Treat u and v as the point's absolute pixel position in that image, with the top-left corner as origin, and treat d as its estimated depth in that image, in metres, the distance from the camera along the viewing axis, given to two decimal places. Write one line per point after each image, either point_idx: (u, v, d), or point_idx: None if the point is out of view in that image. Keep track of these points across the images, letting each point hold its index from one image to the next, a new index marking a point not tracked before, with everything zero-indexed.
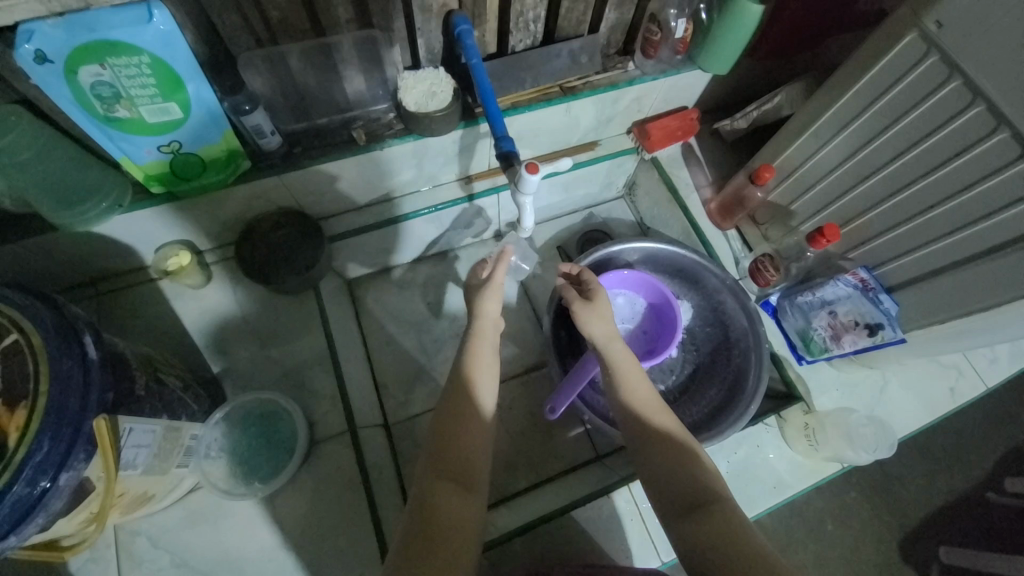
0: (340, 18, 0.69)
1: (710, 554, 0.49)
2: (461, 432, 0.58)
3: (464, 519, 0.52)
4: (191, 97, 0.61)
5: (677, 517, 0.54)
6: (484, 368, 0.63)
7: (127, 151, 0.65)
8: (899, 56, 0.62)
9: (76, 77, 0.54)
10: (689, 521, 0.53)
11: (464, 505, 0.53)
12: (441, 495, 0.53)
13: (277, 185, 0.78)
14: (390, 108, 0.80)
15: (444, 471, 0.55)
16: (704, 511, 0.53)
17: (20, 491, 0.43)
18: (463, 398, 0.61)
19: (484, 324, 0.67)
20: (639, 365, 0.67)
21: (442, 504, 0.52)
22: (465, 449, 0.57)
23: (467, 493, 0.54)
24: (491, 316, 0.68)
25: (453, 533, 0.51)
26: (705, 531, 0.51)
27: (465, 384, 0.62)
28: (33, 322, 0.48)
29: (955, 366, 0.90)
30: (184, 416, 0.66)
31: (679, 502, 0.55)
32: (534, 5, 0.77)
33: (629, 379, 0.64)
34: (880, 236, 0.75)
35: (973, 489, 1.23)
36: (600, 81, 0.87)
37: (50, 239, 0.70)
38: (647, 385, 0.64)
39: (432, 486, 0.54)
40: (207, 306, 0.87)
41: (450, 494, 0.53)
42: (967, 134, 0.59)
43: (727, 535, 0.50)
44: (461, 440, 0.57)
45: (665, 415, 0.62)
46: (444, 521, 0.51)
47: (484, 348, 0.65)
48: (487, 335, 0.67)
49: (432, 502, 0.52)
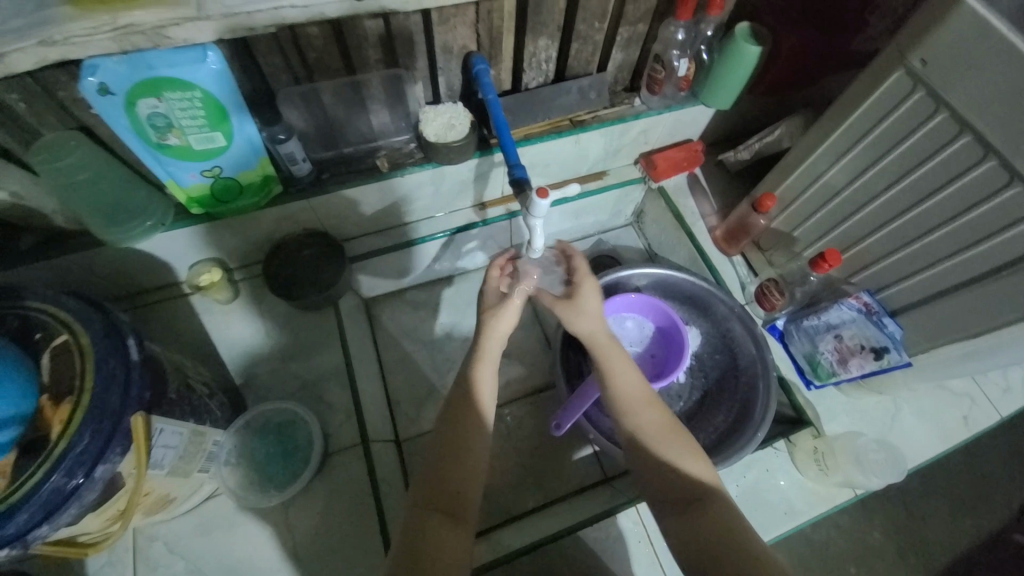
0: (370, 58, 0.76)
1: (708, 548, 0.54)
2: (454, 459, 0.60)
3: (453, 549, 0.54)
4: (234, 128, 0.68)
5: (675, 511, 0.59)
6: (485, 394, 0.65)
7: (173, 175, 0.71)
8: (888, 92, 0.66)
9: (135, 108, 0.61)
10: (684, 516, 0.58)
11: (452, 534, 0.56)
12: (433, 527, 0.55)
13: (305, 209, 0.84)
14: (412, 139, 0.87)
15: (437, 502, 0.57)
16: (699, 506, 0.58)
17: (57, 481, 0.46)
18: (460, 425, 0.62)
19: (489, 341, 0.68)
20: (625, 353, 0.70)
21: (432, 535, 0.55)
22: (457, 481, 0.59)
23: (457, 525, 0.56)
24: (498, 337, 0.69)
25: (443, 563, 0.53)
26: (703, 526, 0.56)
27: (462, 405, 0.64)
28: (84, 326, 0.53)
29: (967, 395, 0.89)
30: (209, 422, 0.69)
31: (672, 496, 0.61)
32: (546, 47, 0.84)
33: (615, 370, 0.67)
34: (879, 261, 0.77)
35: (998, 529, 1.19)
36: (608, 115, 0.93)
37: (95, 253, 0.76)
38: (641, 383, 0.67)
39: (423, 514, 0.56)
40: (232, 320, 0.91)
41: (441, 524, 0.56)
42: (958, 163, 0.62)
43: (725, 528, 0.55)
44: (452, 469, 0.59)
45: (651, 407, 0.65)
46: (433, 551, 0.53)
47: (487, 373, 0.66)
48: (490, 360, 0.67)
49: (422, 534, 0.55)
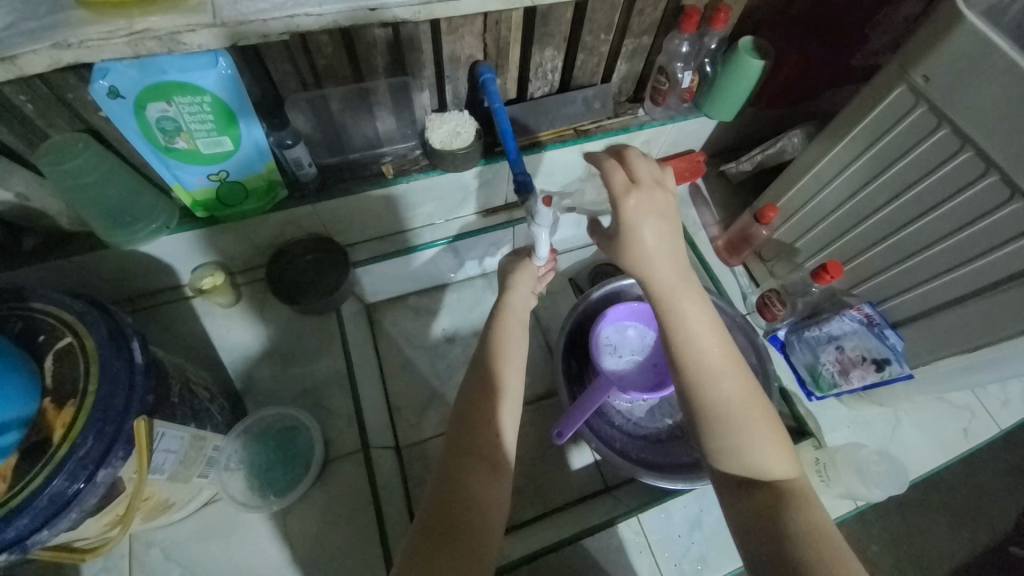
0: (378, 66, 0.77)
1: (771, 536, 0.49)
2: (486, 410, 0.61)
3: (491, 494, 0.57)
4: (242, 132, 0.68)
5: (736, 492, 0.53)
6: (512, 346, 0.67)
7: (180, 178, 0.72)
8: (890, 107, 0.67)
9: (144, 111, 0.62)
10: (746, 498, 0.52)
11: (490, 482, 0.57)
12: (471, 475, 0.57)
13: (310, 213, 0.84)
14: (417, 146, 0.87)
15: (475, 450, 0.59)
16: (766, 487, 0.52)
17: (59, 485, 0.46)
18: (492, 377, 0.64)
19: (510, 304, 0.73)
20: (698, 304, 0.56)
21: (471, 483, 0.56)
22: (494, 427, 0.61)
23: (495, 471, 0.58)
24: (518, 302, 0.74)
25: (482, 512, 0.55)
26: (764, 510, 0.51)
27: (491, 361, 0.65)
28: (89, 328, 0.52)
29: (968, 408, 0.90)
30: (210, 426, 0.69)
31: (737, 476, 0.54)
32: (552, 58, 0.85)
33: (681, 328, 0.55)
34: (880, 274, 0.78)
35: (994, 542, 1.19)
36: (612, 125, 0.94)
37: (98, 255, 0.76)
38: (718, 340, 0.55)
39: (461, 462, 0.58)
40: (234, 324, 0.91)
41: (479, 473, 0.57)
42: (959, 177, 0.63)
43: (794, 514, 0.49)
44: (487, 421, 0.61)
45: (725, 379, 0.54)
46: (471, 498, 0.55)
47: (511, 329, 0.70)
48: (512, 317, 0.71)
49: (462, 480, 0.56)
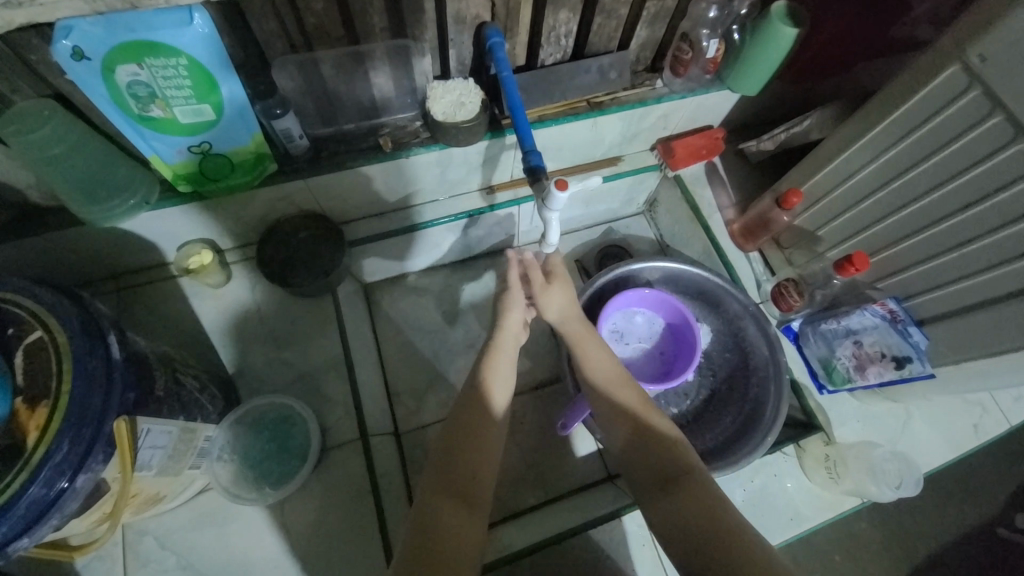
0: (375, 26, 0.69)
1: (692, 526, 0.53)
2: (465, 450, 0.58)
3: (465, 538, 0.52)
4: (224, 99, 0.62)
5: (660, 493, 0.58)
6: (499, 379, 0.64)
7: (158, 150, 0.66)
8: (938, 88, 0.61)
9: (113, 75, 0.55)
10: (671, 497, 0.57)
11: (467, 523, 0.54)
12: (445, 514, 0.53)
13: (302, 189, 0.78)
14: (417, 117, 0.80)
15: (450, 487, 0.56)
16: (681, 484, 0.57)
17: (37, 492, 0.43)
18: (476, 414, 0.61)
19: (504, 331, 0.68)
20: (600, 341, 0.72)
21: (444, 522, 0.53)
22: (471, 466, 0.58)
23: (468, 513, 0.54)
24: (515, 324, 0.69)
25: (452, 559, 0.50)
26: (682, 503, 0.56)
27: (478, 395, 0.62)
28: (60, 321, 0.48)
29: (980, 403, 0.87)
30: (200, 417, 0.66)
31: (659, 478, 0.59)
32: (567, 20, 0.77)
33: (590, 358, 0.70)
34: (911, 268, 0.74)
35: (983, 524, 1.20)
36: (628, 97, 0.87)
37: (76, 232, 0.71)
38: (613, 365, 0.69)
39: (434, 501, 0.54)
40: (225, 305, 0.86)
41: (454, 513, 0.54)
42: (1008, 170, 0.58)
43: (705, 503, 0.55)
44: (467, 458, 0.58)
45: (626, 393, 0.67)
46: (445, 540, 0.51)
47: (502, 359, 0.66)
48: (506, 346, 0.67)
49: (434, 520, 0.53)
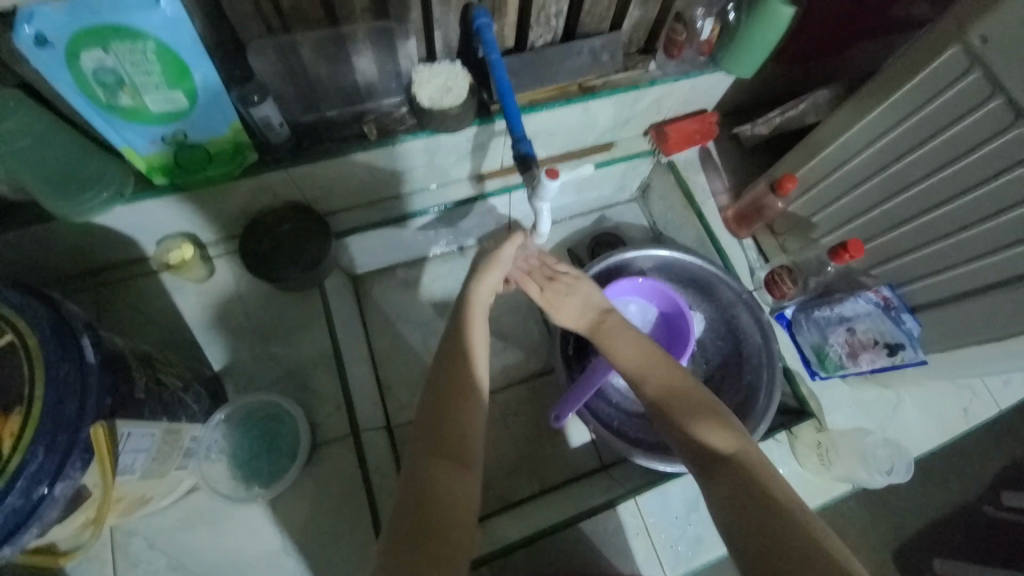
0: (355, 7, 0.66)
1: (741, 508, 0.48)
2: (454, 413, 0.57)
3: (458, 494, 0.53)
4: (197, 85, 0.58)
5: (708, 471, 0.53)
6: (479, 338, 0.64)
7: (130, 141, 0.62)
8: (939, 70, 0.59)
9: (77, 61, 0.52)
10: (721, 474, 0.52)
11: (460, 480, 0.54)
12: (436, 474, 0.53)
13: (285, 180, 0.75)
14: (403, 102, 0.77)
15: (441, 447, 0.55)
16: (723, 464, 0.52)
17: (14, 501, 0.41)
18: (459, 376, 0.60)
19: (478, 295, 0.67)
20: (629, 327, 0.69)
21: (435, 478, 0.53)
22: (461, 427, 0.57)
23: (459, 467, 0.55)
24: (488, 286, 0.68)
25: (447, 508, 0.51)
26: (724, 483, 0.51)
27: (458, 359, 0.61)
28: (30, 324, 0.46)
29: (969, 387, 0.88)
30: (184, 417, 0.64)
31: (704, 455, 0.55)
32: (557, 1, 0.74)
33: (615, 344, 0.67)
34: (905, 254, 0.73)
35: (969, 500, 1.21)
36: (621, 81, 0.85)
37: (49, 228, 0.68)
38: (638, 348, 0.66)
39: (426, 461, 0.54)
40: (209, 300, 0.84)
41: (446, 471, 0.54)
42: (1006, 155, 0.57)
43: (751, 482, 0.50)
44: (455, 418, 0.57)
45: (662, 371, 0.63)
46: (437, 496, 0.52)
47: (478, 318, 0.66)
48: (479, 305, 0.67)
49: (426, 479, 0.53)
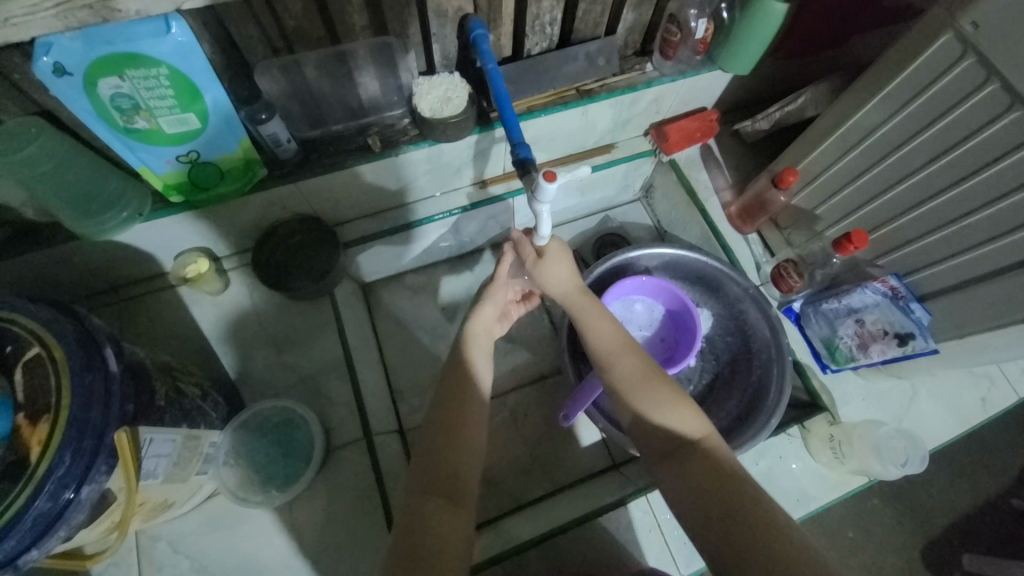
0: (355, 24, 0.69)
1: (699, 498, 0.51)
2: (451, 450, 0.57)
3: (451, 534, 0.51)
4: (208, 106, 0.61)
5: (665, 461, 0.56)
6: (477, 372, 0.64)
7: (147, 162, 0.66)
8: (933, 57, 0.59)
9: (96, 88, 0.55)
10: (674, 466, 0.55)
11: (454, 517, 0.53)
12: (432, 512, 0.53)
13: (294, 193, 0.78)
14: (405, 114, 0.79)
15: (434, 482, 0.55)
16: (685, 453, 0.55)
17: (42, 505, 0.44)
18: (454, 413, 0.60)
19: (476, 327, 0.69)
20: (599, 306, 0.68)
21: (429, 515, 0.52)
22: (453, 464, 0.57)
23: (452, 506, 0.54)
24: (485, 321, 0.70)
25: (437, 547, 0.50)
26: (689, 470, 0.53)
27: (456, 396, 0.62)
28: (56, 336, 0.49)
29: (987, 375, 0.86)
30: (203, 424, 0.67)
31: (660, 446, 0.57)
32: (550, 8, 0.76)
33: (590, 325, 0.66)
34: (913, 242, 0.72)
35: (998, 495, 1.17)
36: (618, 83, 0.86)
37: (73, 247, 0.72)
38: (612, 332, 0.65)
39: (425, 496, 0.54)
40: (224, 312, 0.87)
41: (438, 507, 0.53)
42: (1005, 139, 0.56)
43: (709, 474, 0.52)
44: (449, 454, 0.57)
45: (627, 358, 0.63)
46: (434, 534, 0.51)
47: (479, 353, 0.67)
48: (480, 343, 0.68)
49: (420, 514, 0.53)
